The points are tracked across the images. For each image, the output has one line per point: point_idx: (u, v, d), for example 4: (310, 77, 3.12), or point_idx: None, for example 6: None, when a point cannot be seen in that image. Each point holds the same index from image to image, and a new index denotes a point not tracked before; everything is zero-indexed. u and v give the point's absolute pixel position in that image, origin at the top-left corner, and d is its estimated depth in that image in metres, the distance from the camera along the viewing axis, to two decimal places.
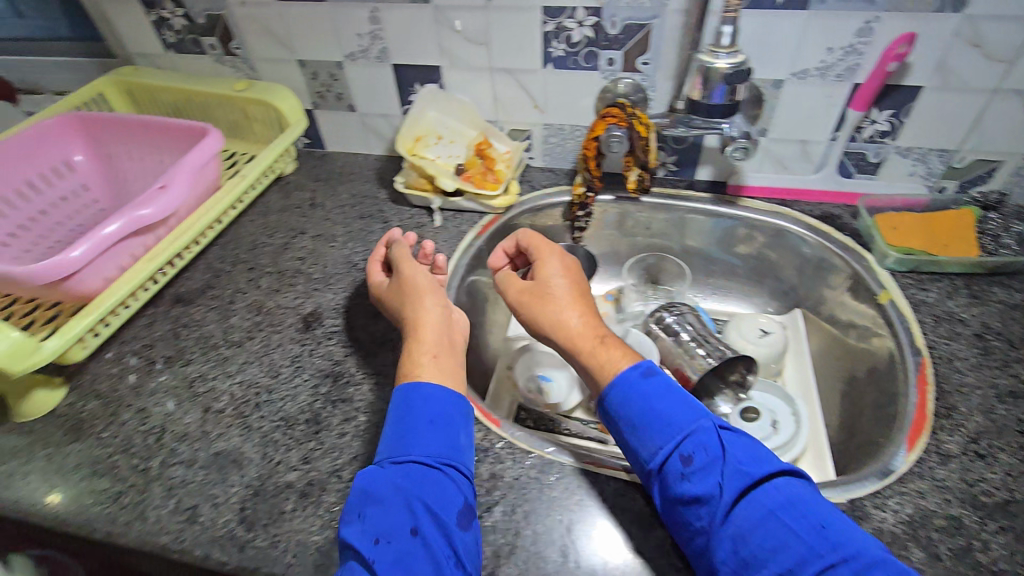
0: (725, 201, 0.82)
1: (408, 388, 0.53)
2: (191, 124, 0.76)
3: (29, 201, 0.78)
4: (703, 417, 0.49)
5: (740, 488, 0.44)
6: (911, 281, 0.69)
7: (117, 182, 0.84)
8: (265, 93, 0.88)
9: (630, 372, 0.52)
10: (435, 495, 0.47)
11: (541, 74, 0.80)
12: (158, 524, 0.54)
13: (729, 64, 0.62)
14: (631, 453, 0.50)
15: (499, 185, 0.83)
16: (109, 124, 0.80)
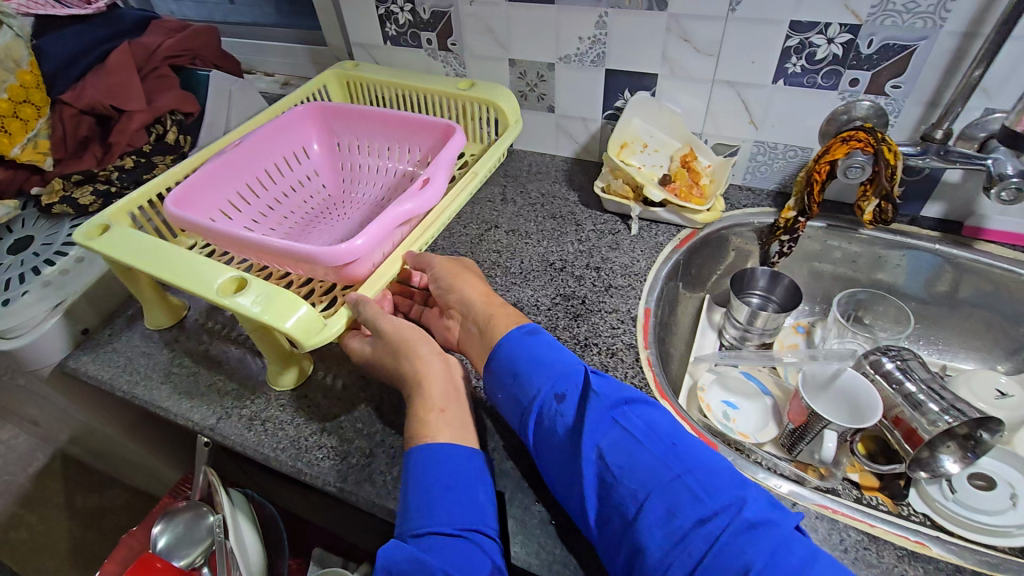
0: (958, 242, 0.75)
1: (427, 450, 0.51)
2: (435, 121, 0.82)
3: (275, 183, 0.86)
4: (560, 358, 0.55)
5: (609, 412, 0.50)
6: None
7: (342, 171, 0.93)
8: (488, 93, 0.89)
9: (515, 330, 0.58)
10: (461, 561, 0.44)
11: (768, 90, 0.76)
12: (384, 488, 0.58)
13: None
14: (513, 400, 0.55)
15: (705, 200, 0.80)
16: (349, 116, 0.89)
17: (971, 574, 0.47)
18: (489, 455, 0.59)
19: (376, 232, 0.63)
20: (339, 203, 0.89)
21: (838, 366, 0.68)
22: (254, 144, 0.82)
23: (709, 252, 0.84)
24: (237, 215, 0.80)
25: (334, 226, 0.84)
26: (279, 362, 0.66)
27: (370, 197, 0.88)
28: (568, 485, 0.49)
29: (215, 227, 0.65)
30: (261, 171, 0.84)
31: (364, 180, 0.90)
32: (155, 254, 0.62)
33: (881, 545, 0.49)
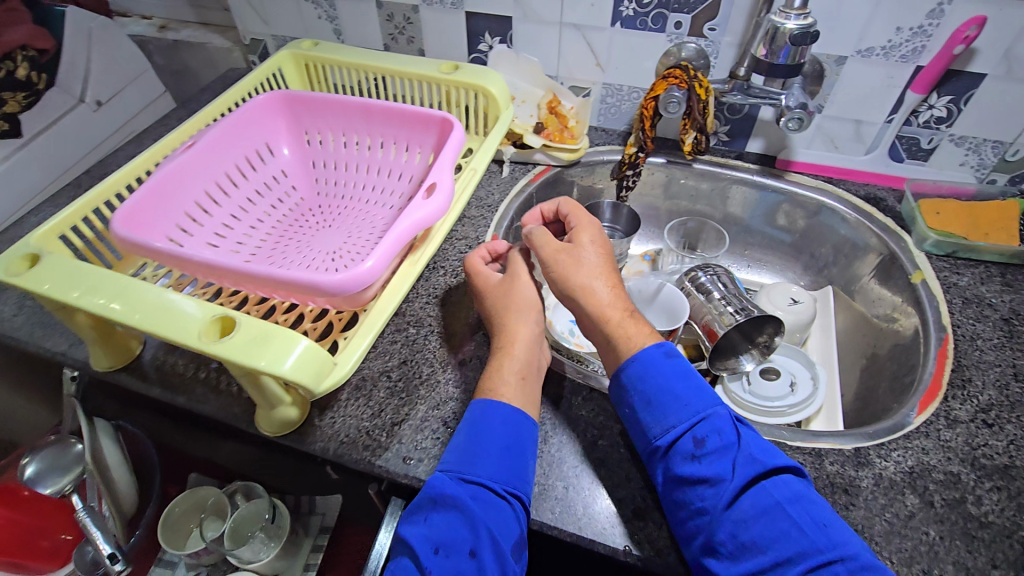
0: (772, 173, 0.85)
1: (481, 409, 0.54)
2: (428, 111, 0.72)
3: (238, 188, 0.75)
4: (708, 400, 0.52)
5: (758, 476, 0.48)
6: (946, 264, 0.71)
7: (314, 168, 0.81)
8: (477, 77, 0.80)
9: (657, 352, 0.55)
10: (494, 517, 0.49)
11: (608, 33, 0.82)
12: (229, 397, 0.61)
13: (798, 25, 0.61)
14: (643, 427, 0.53)
15: (577, 140, 0.88)
16: (352, 110, 0.76)
17: None
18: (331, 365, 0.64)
19: (384, 252, 0.55)
20: (315, 207, 0.80)
21: (660, 283, 0.77)
22: (208, 146, 0.70)
23: (564, 189, 0.91)
24: (199, 230, 0.69)
25: (315, 236, 0.75)
26: (268, 403, 0.55)
27: (354, 197, 0.79)
28: (684, 528, 0.48)
29: (181, 255, 0.55)
30: (219, 177, 0.72)
31: (345, 179, 0.80)
32: (100, 284, 0.52)
33: None
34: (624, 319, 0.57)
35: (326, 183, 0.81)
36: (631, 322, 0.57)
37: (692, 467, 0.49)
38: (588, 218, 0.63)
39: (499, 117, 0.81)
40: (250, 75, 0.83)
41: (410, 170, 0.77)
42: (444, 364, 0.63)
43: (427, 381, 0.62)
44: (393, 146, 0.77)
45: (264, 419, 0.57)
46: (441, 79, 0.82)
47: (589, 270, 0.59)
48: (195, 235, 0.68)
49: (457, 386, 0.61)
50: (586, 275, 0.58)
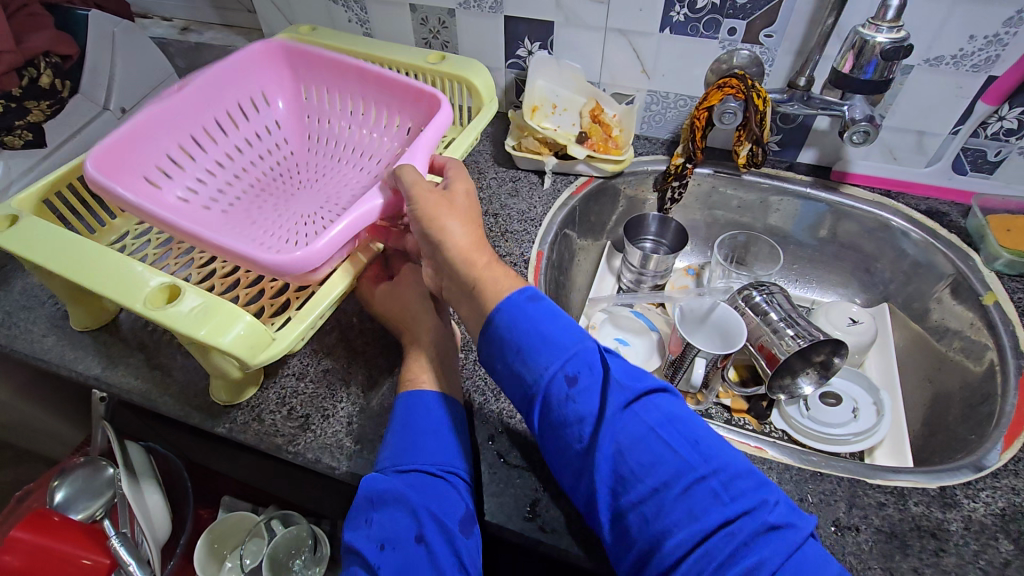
0: (826, 185, 0.81)
1: (407, 401, 0.53)
2: (421, 86, 0.69)
3: (223, 138, 0.73)
4: (571, 332, 0.48)
5: (631, 401, 0.44)
6: (1020, 285, 0.67)
7: (308, 123, 0.79)
8: (461, 69, 0.76)
9: (517, 295, 0.49)
10: (434, 495, 0.47)
11: (656, 39, 0.79)
12: (273, 427, 0.58)
13: (889, 39, 0.57)
14: (517, 378, 0.48)
15: (622, 151, 0.83)
16: (346, 70, 0.73)
17: (797, 470, 0.54)
18: (378, 392, 0.61)
19: (344, 228, 0.54)
20: (302, 167, 0.77)
21: (713, 303, 0.73)
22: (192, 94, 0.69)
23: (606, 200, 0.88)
24: (172, 180, 0.68)
25: (294, 196, 0.73)
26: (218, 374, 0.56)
27: (339, 158, 0.76)
28: (576, 471, 0.44)
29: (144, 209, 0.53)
30: (201, 126, 0.70)
31: (335, 141, 0.77)
32: (67, 248, 0.52)
33: None
34: (488, 263, 0.53)
35: (315, 139, 0.79)
36: (494, 267, 0.53)
37: (568, 410, 0.45)
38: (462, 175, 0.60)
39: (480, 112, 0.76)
40: None
41: (395, 140, 0.73)
42: (496, 391, 0.60)
43: (480, 409, 0.59)
44: (384, 112, 0.73)
45: (221, 385, 0.59)
46: (427, 69, 0.78)
47: (453, 213, 0.55)
48: (166, 186, 0.67)
49: (512, 416, 0.58)
50: (452, 216, 0.55)
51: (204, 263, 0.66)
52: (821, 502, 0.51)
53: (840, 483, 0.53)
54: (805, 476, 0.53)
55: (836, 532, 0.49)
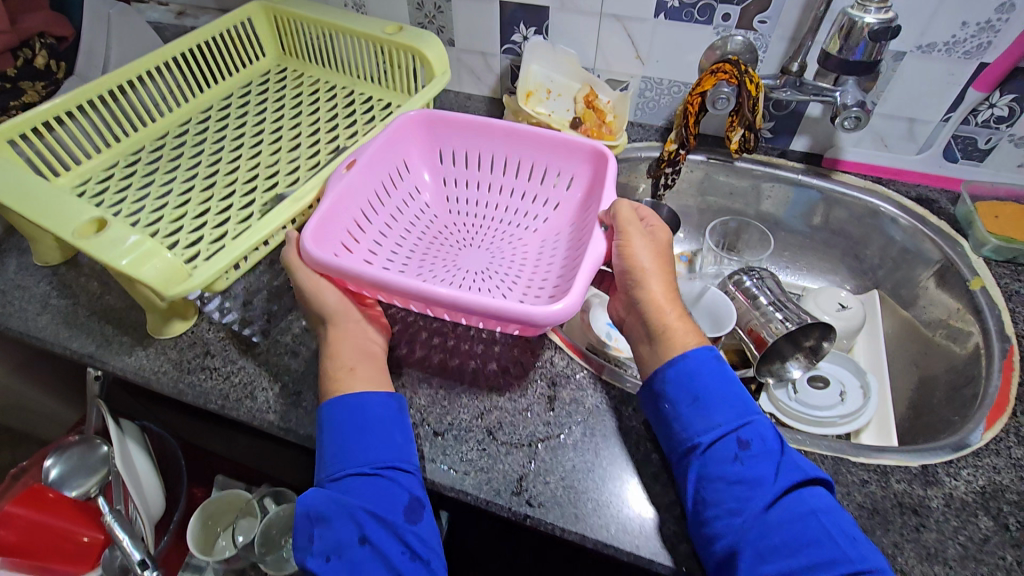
0: (818, 173, 0.82)
1: (332, 404, 0.51)
2: (580, 137, 0.66)
3: (381, 207, 0.67)
4: (747, 402, 0.51)
5: (797, 484, 0.47)
6: (1007, 271, 0.68)
7: (441, 183, 0.73)
8: (414, 40, 0.79)
9: (703, 351, 0.53)
10: (372, 494, 0.47)
11: (651, 24, 0.79)
12: (265, 403, 0.59)
13: (878, 20, 0.57)
14: (685, 423, 0.50)
15: (615, 136, 0.83)
16: (492, 130, 0.68)
17: None
18: None
19: (581, 286, 0.51)
20: (449, 228, 0.71)
21: (704, 287, 0.75)
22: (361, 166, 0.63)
23: None
24: (354, 249, 0.62)
25: (458, 255, 0.67)
26: (151, 305, 0.62)
27: (495, 218, 0.71)
28: (716, 528, 0.46)
29: (385, 278, 0.50)
30: (368, 197, 0.65)
31: (481, 201, 0.72)
32: (24, 189, 0.58)
33: None
34: (680, 315, 0.55)
35: (457, 201, 0.73)
36: (684, 320, 0.55)
37: (732, 468, 0.47)
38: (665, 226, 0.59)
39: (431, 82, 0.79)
40: (213, 21, 0.82)
41: (558, 196, 0.69)
42: (486, 371, 0.61)
43: (470, 387, 0.59)
44: (543, 168, 0.69)
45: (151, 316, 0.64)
46: (385, 40, 0.81)
47: (651, 262, 0.57)
48: (352, 254, 0.61)
49: (502, 395, 0.59)
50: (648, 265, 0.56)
51: (191, 229, 0.67)
52: None
53: (822, 461, 0.53)
54: None
55: None
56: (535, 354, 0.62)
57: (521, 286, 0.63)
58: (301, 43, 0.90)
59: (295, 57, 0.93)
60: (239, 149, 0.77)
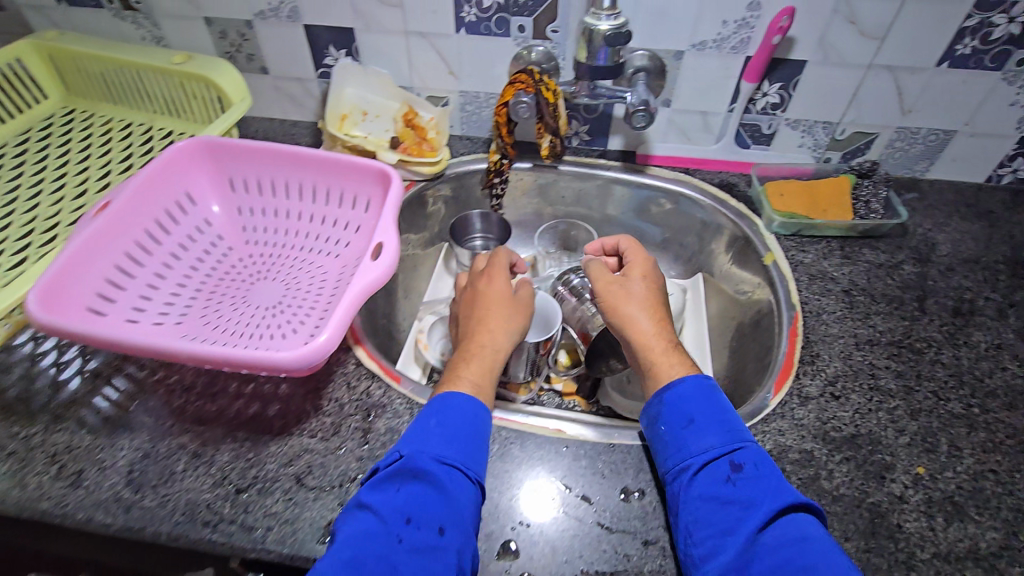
0: (634, 169, 0.86)
1: (444, 397, 0.53)
2: (366, 162, 0.67)
3: (160, 245, 0.66)
4: (739, 429, 0.51)
5: (790, 508, 0.45)
6: (793, 243, 0.74)
7: (236, 212, 0.72)
8: (202, 68, 0.77)
9: (699, 378, 0.55)
10: (456, 492, 0.47)
11: (455, 40, 0.79)
12: (37, 491, 0.52)
13: (610, 26, 0.64)
14: (678, 446, 0.51)
15: (436, 152, 0.84)
16: (275, 156, 0.69)
17: (591, 445, 0.56)
18: (166, 433, 0.56)
19: (339, 321, 0.52)
20: (246, 259, 0.71)
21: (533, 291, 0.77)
22: (125, 205, 0.62)
23: (432, 205, 0.88)
24: (121, 297, 0.60)
25: (251, 290, 0.68)
26: None
27: (296, 247, 0.72)
28: (704, 548, 0.45)
29: (123, 340, 0.50)
30: (138, 238, 0.64)
31: (278, 226, 0.72)
32: None
33: (526, 440, 0.56)
34: (667, 348, 0.58)
35: (253, 230, 0.73)
36: (672, 351, 0.58)
37: (724, 488, 0.47)
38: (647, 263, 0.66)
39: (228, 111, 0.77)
40: None
41: (357, 219, 0.70)
42: (298, 414, 0.57)
43: (278, 434, 0.56)
44: (334, 191, 0.70)
45: None
46: (172, 70, 0.78)
47: (643, 301, 0.62)
48: (118, 303, 0.60)
49: (313, 437, 0.56)
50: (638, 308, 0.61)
51: None
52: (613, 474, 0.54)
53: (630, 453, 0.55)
54: (598, 449, 0.55)
55: (623, 499, 0.52)
56: (351, 387, 0.60)
57: (313, 314, 0.65)
58: (86, 81, 0.84)
59: (82, 98, 0.87)
60: (11, 200, 0.71)
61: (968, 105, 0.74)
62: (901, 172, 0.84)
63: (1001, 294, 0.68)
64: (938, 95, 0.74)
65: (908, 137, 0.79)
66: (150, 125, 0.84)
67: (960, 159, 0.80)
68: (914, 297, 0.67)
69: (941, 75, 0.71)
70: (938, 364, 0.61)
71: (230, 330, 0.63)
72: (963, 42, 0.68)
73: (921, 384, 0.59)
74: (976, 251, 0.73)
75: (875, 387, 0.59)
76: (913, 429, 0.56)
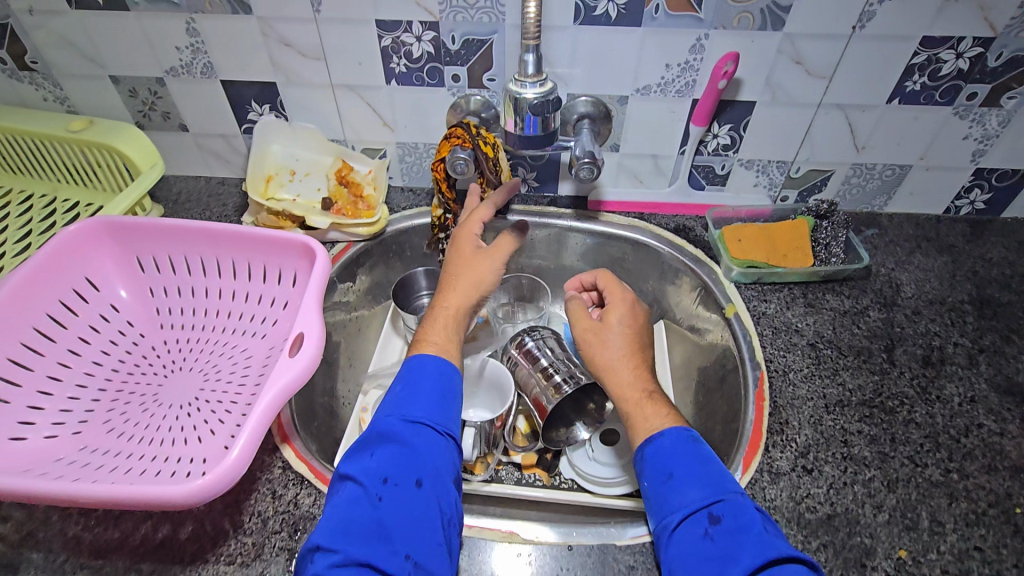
0: (586, 216, 0.82)
1: (411, 362, 0.56)
2: (287, 235, 0.61)
3: (56, 342, 0.59)
4: (726, 481, 0.49)
5: (770, 563, 0.42)
6: (754, 292, 0.71)
7: (147, 294, 0.65)
8: (106, 135, 0.70)
9: (679, 430, 0.53)
10: (430, 451, 0.50)
11: (386, 91, 0.74)
12: None
13: (535, 93, 0.59)
14: (660, 501, 0.50)
15: (374, 211, 0.78)
16: (186, 232, 0.63)
17: (547, 549, 0.50)
18: (58, 571, 0.48)
19: (250, 436, 0.46)
20: (160, 347, 0.64)
21: (483, 359, 0.73)
22: (8, 304, 0.55)
23: (375, 264, 0.82)
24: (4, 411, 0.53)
25: (164, 384, 0.61)
26: None
27: (217, 328, 0.65)
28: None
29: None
30: (26, 338, 0.56)
31: (196, 307, 0.65)
32: None
33: (474, 549, 0.50)
34: (643, 400, 0.55)
35: (168, 312, 0.66)
36: (650, 403, 0.55)
37: (704, 544, 0.45)
38: (624, 301, 0.63)
39: (136, 181, 0.70)
40: None
41: (283, 294, 0.64)
42: (215, 535, 0.50)
43: (191, 563, 0.49)
44: (256, 266, 0.64)
45: None
46: (70, 138, 0.71)
47: (621, 352, 0.59)
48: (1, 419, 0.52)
49: (231, 563, 0.49)
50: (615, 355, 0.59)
51: None
52: None
53: (591, 556, 0.49)
54: (555, 553, 0.50)
55: None
56: (277, 495, 0.53)
57: (233, 409, 0.58)
58: None
59: None
60: None
61: (921, 140, 0.72)
62: (859, 207, 0.81)
63: (969, 338, 0.65)
64: (890, 131, 0.71)
65: (864, 173, 0.76)
66: (54, 195, 0.76)
67: (917, 193, 0.78)
68: (883, 346, 0.64)
69: (892, 111, 0.69)
70: (913, 425, 0.57)
71: (137, 437, 0.56)
72: (911, 79, 0.66)
73: (896, 449, 0.55)
74: (941, 291, 0.70)
75: (849, 456, 0.55)
76: (892, 503, 0.52)
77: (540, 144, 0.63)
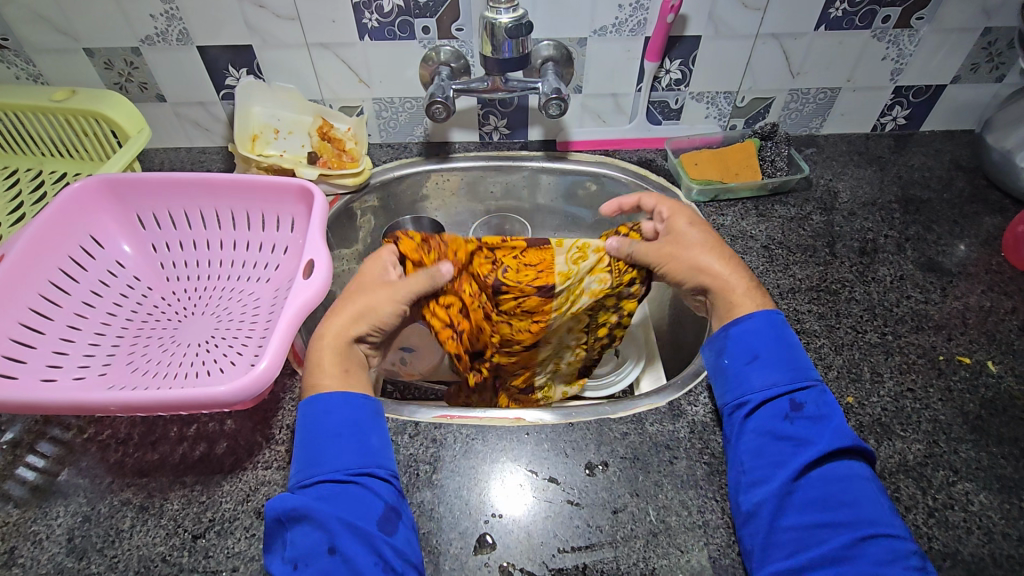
0: (555, 156, 0.88)
1: (309, 406, 0.51)
2: (282, 180, 0.65)
3: (72, 293, 0.62)
4: (804, 369, 0.53)
5: (841, 449, 0.49)
6: (712, 208, 0.79)
7: (149, 249, 0.69)
8: (91, 102, 0.72)
9: (770, 316, 0.56)
10: (342, 508, 0.46)
11: (360, 48, 0.78)
12: None
13: (510, 18, 0.65)
14: (739, 379, 0.54)
15: (358, 162, 0.83)
16: (184, 186, 0.66)
17: (551, 428, 0.56)
18: (107, 490, 0.52)
19: (276, 346, 0.52)
20: (167, 297, 0.67)
21: None
22: (22, 257, 0.58)
23: (361, 216, 0.86)
24: (32, 354, 0.56)
25: (178, 327, 0.65)
26: None
27: (223, 276, 0.69)
28: (753, 475, 0.50)
29: (42, 399, 0.47)
30: (42, 289, 0.59)
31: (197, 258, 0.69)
32: None
33: (486, 433, 0.56)
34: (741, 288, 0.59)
35: (172, 265, 0.69)
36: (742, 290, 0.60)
37: (783, 424, 0.51)
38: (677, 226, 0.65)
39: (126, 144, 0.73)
40: None
41: (284, 239, 0.68)
42: (249, 447, 0.55)
43: (230, 472, 0.53)
44: (255, 214, 0.68)
45: None
46: (54, 108, 0.73)
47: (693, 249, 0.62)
48: (30, 361, 0.56)
49: (268, 468, 0.54)
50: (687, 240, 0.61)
51: None
52: (575, 451, 0.55)
53: (589, 430, 0.56)
54: (559, 430, 0.56)
55: (589, 473, 0.53)
56: None
57: (249, 341, 0.62)
58: None
59: None
60: None
61: (847, 63, 0.80)
62: (799, 130, 0.90)
63: (898, 230, 0.75)
64: (821, 58, 0.80)
65: (801, 98, 0.85)
66: (39, 168, 0.78)
67: (847, 114, 0.88)
68: (825, 243, 0.73)
69: (821, 38, 0.77)
70: (854, 301, 0.67)
71: (158, 372, 0.59)
72: (834, 6, 0.74)
73: (840, 321, 0.65)
74: (872, 194, 0.80)
75: (802, 330, 0.64)
76: (840, 363, 0.61)
77: (516, 66, 0.70)
